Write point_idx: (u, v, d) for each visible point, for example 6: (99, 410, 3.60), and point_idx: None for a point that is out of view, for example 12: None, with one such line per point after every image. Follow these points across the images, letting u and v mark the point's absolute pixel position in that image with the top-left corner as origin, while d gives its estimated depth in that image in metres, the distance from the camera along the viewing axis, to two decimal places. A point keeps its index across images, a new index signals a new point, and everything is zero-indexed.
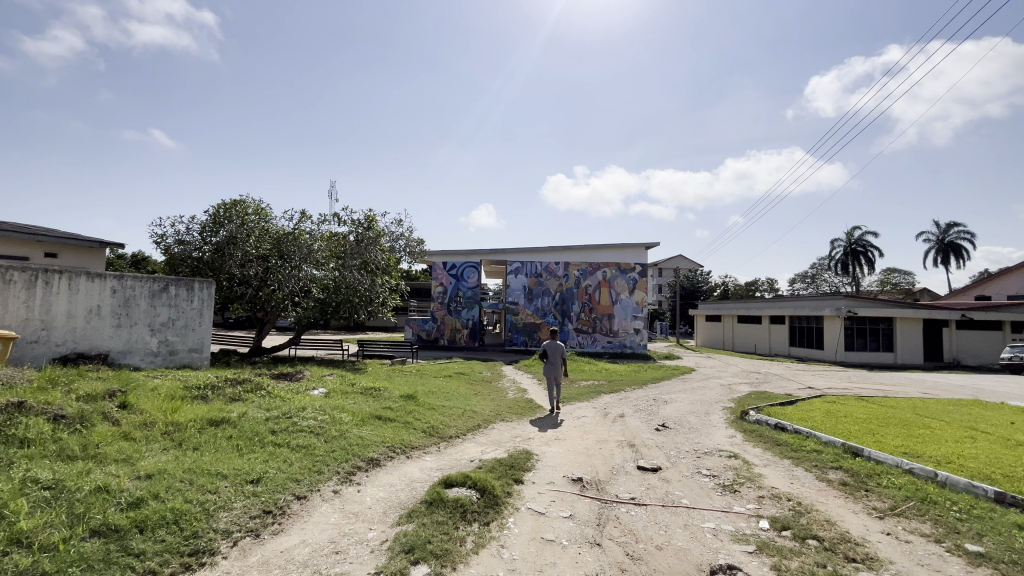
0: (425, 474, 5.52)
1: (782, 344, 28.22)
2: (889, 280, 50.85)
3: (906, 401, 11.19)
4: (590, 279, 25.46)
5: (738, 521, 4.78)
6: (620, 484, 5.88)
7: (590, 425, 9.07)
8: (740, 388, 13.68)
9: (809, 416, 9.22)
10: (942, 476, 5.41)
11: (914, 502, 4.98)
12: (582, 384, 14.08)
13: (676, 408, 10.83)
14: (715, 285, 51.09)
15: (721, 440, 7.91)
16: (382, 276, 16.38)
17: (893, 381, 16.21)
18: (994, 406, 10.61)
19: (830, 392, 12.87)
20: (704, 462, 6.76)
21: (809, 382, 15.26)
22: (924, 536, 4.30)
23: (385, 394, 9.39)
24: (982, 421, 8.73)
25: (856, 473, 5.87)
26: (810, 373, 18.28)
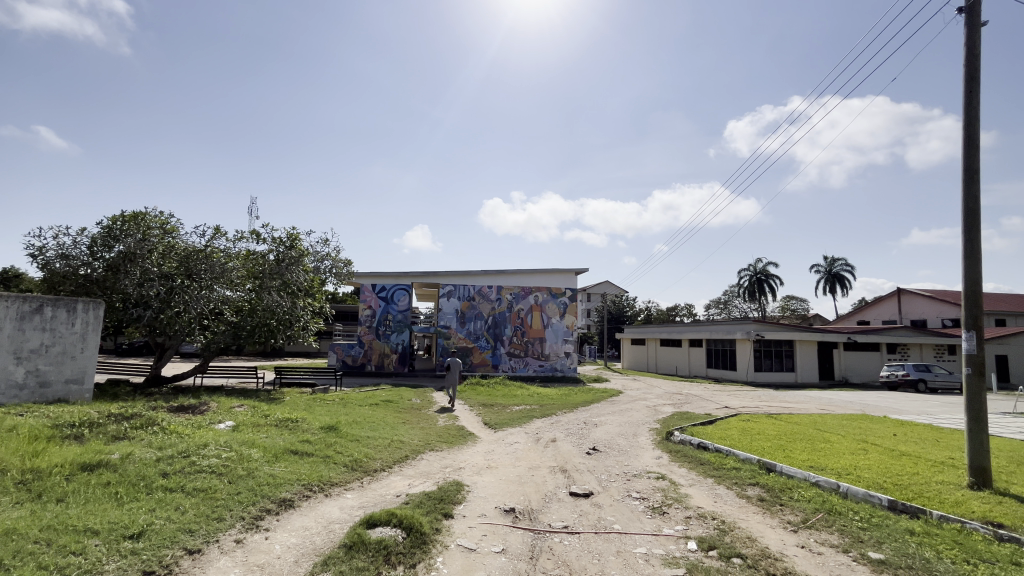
0: (345, 514, 5.04)
1: (700, 366, 30.01)
2: (788, 306, 56.26)
3: (807, 418, 12.18)
4: (522, 303, 25.64)
5: (668, 544, 4.81)
6: (553, 512, 5.76)
7: (522, 452, 8.89)
8: (664, 410, 14.23)
9: (727, 435, 9.68)
10: (844, 488, 5.84)
11: (822, 513, 5.30)
12: (514, 409, 13.91)
13: (605, 431, 10.97)
14: (639, 311, 53.72)
15: (648, 462, 8.09)
16: (304, 299, 15.38)
17: (796, 399, 17.67)
18: (879, 420, 11.80)
19: (744, 411, 13.74)
20: (634, 485, 6.82)
21: (725, 401, 16.23)
22: (833, 547, 4.54)
23: (303, 427, 8.62)
24: (871, 434, 9.65)
25: (771, 489, 6.19)
26: (726, 393, 19.44)
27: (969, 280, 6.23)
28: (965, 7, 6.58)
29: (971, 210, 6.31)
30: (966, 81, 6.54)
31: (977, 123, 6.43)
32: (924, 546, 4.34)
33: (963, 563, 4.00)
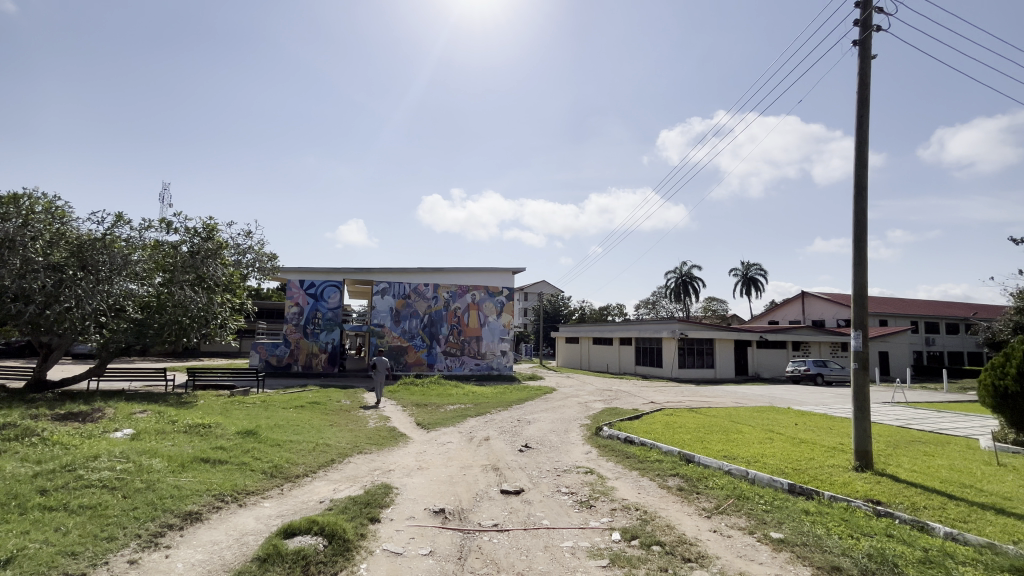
0: (261, 524, 4.73)
1: (629, 363, 31.37)
2: (710, 307, 60.27)
3: (723, 410, 13.12)
4: (459, 301, 25.45)
5: (593, 536, 4.96)
6: (483, 511, 5.75)
7: (454, 451, 8.82)
8: (595, 406, 14.72)
9: (651, 429, 10.18)
10: (752, 474, 6.34)
11: (733, 499, 5.71)
12: (448, 409, 13.78)
13: (538, 428, 11.15)
14: (574, 310, 55.29)
15: (578, 457, 8.32)
16: (222, 295, 14.28)
17: (714, 393, 18.97)
18: (783, 411, 12.95)
19: (667, 406, 14.54)
20: (564, 480, 6.99)
21: (651, 397, 17.09)
22: (741, 530, 4.91)
23: (216, 433, 7.98)
24: (777, 424, 10.56)
25: (689, 478, 6.58)
26: (652, 388, 20.49)
27: (857, 284, 6.98)
28: (858, 40, 7.36)
29: (860, 222, 7.07)
30: (858, 106, 7.33)
31: (866, 145, 7.21)
32: (816, 524, 4.80)
33: (847, 537, 4.46)
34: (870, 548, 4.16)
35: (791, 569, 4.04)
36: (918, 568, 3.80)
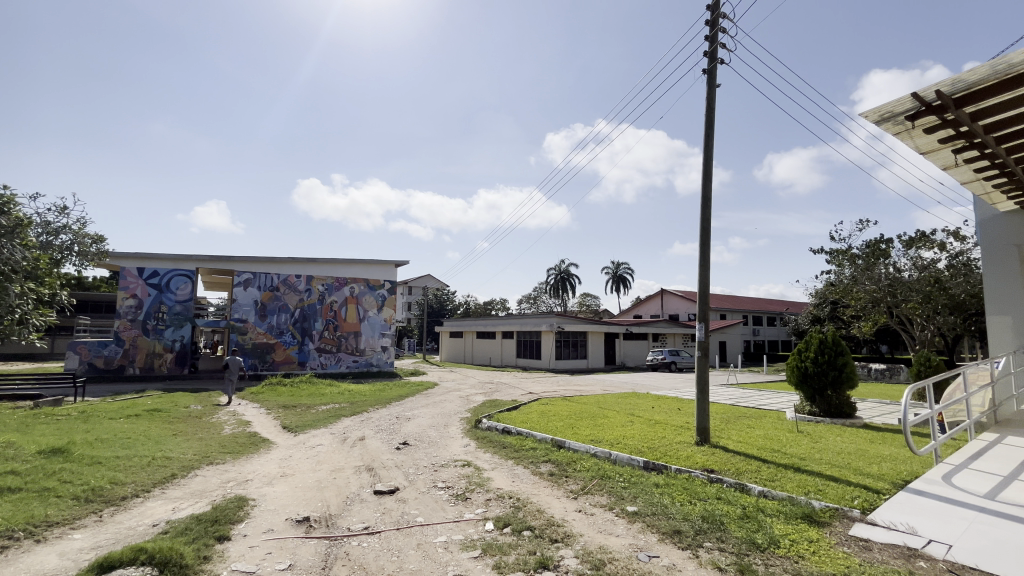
0: (68, 561, 3.91)
1: (511, 356, 32.41)
2: (585, 302, 64.81)
3: (593, 398, 14.19)
4: (335, 295, 23.88)
5: (467, 528, 5.00)
6: (353, 514, 5.45)
7: (324, 454, 8.24)
8: (475, 399, 14.88)
9: (528, 418, 10.59)
10: (614, 455, 6.93)
11: (596, 479, 6.17)
12: (320, 409, 12.85)
13: (417, 424, 10.93)
14: (458, 304, 55.37)
15: (457, 451, 8.33)
16: (23, 284, 11.39)
17: (586, 382, 20.44)
18: (643, 396, 14.41)
19: (544, 396, 15.28)
20: (441, 475, 6.92)
21: (529, 388, 17.81)
22: (602, 506, 5.32)
23: (8, 454, 6.42)
24: (637, 408, 11.70)
25: (559, 463, 6.97)
26: (531, 380, 21.41)
27: (701, 282, 7.99)
28: (707, 69, 8.40)
29: (705, 229, 8.10)
30: (705, 127, 8.38)
31: (711, 161, 8.28)
32: (664, 495, 5.41)
33: (687, 503, 5.10)
34: (703, 511, 4.79)
35: (642, 537, 4.48)
36: (738, 523, 4.48)
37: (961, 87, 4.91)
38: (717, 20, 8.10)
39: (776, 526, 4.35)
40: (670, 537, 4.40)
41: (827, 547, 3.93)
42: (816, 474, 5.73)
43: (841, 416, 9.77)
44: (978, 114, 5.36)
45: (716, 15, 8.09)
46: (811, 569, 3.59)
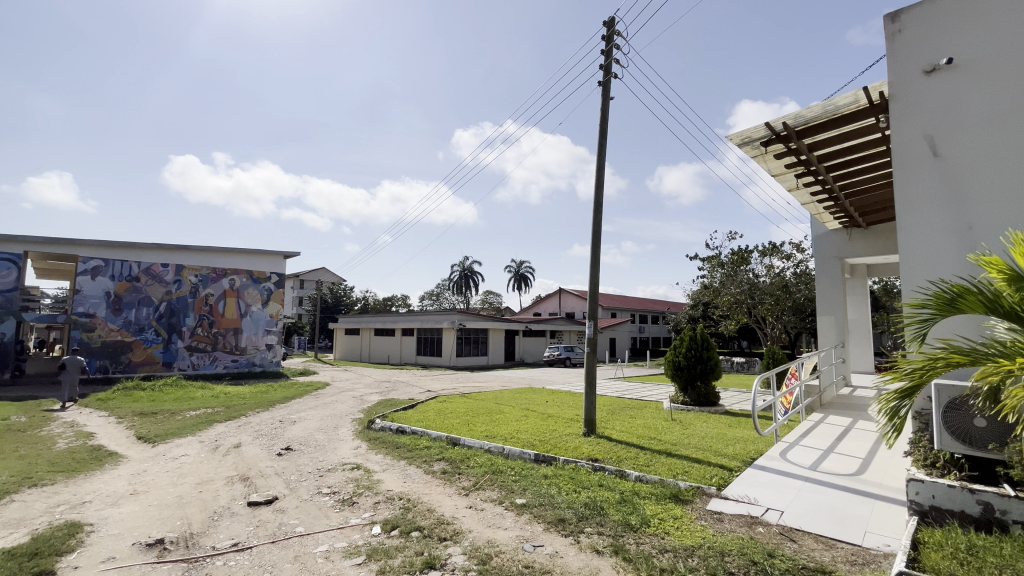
0: None
1: (410, 353, 31.67)
2: (487, 299, 65.51)
3: (490, 394, 14.36)
4: (211, 287, 21.39)
5: (352, 534, 4.76)
6: (221, 530, 4.92)
7: (190, 466, 7.33)
8: (370, 398, 14.28)
9: (424, 417, 10.41)
10: (507, 450, 7.08)
11: (488, 474, 6.25)
12: (187, 415, 11.42)
13: (303, 427, 10.19)
14: (356, 300, 52.73)
15: (346, 453, 7.92)
16: None
17: (485, 379, 20.68)
18: (538, 391, 14.95)
19: (442, 393, 15.14)
20: (326, 480, 6.53)
21: (428, 386, 17.55)
22: (492, 501, 5.39)
23: None
24: (532, 403, 12.09)
25: (453, 460, 6.95)
26: (430, 377, 21.11)
27: (592, 282, 8.46)
28: (602, 81, 8.91)
29: (596, 232, 8.60)
30: (600, 135, 8.87)
31: (603, 169, 8.80)
32: (551, 485, 5.63)
33: (572, 492, 5.37)
34: (586, 498, 5.08)
35: (529, 528, 4.62)
36: (616, 507, 4.82)
37: (801, 121, 5.77)
38: (612, 36, 8.62)
39: (647, 507, 4.75)
40: (554, 526, 4.59)
41: (688, 522, 4.38)
42: (683, 457, 6.39)
43: (707, 404, 10.99)
44: (814, 145, 6.34)
45: (611, 31, 8.60)
46: (675, 543, 3.97)
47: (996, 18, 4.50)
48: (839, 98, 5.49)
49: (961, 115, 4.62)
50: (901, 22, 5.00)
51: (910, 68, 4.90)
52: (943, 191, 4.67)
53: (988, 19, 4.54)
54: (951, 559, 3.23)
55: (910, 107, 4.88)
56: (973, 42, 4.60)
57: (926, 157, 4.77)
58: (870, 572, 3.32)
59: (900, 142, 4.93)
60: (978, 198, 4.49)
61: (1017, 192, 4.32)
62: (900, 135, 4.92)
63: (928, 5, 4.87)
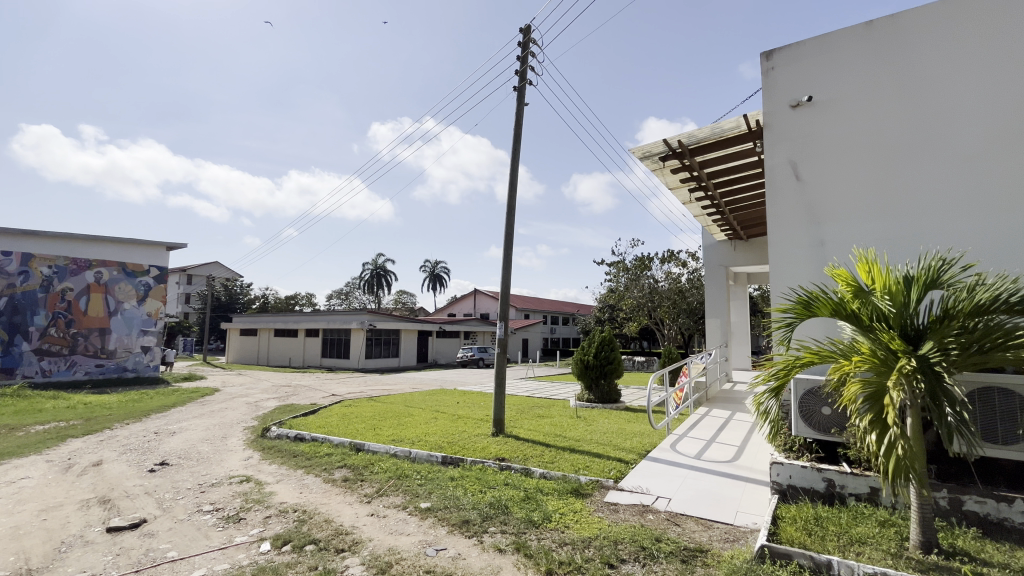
0: None
1: (315, 356, 29.82)
2: (400, 299, 63.71)
3: (400, 396, 13.96)
4: (70, 281, 18.42)
5: (236, 554, 4.34)
6: (70, 563, 4.23)
7: (32, 490, 6.22)
8: (266, 404, 13.19)
9: (326, 422, 9.83)
10: (413, 453, 6.92)
11: (393, 480, 6.05)
12: (33, 430, 9.70)
13: (184, 439, 9.13)
14: (254, 298, 48.51)
15: (234, 465, 7.22)
16: None
17: (394, 381, 20.06)
18: (449, 392, 14.82)
19: (347, 397, 14.43)
20: (209, 497, 5.90)
21: (333, 389, 16.63)
22: (396, 507, 5.22)
23: None
24: (442, 404, 11.94)
25: (356, 467, 6.63)
26: (336, 380, 20.03)
27: (504, 284, 8.57)
28: (517, 87, 9.06)
29: (509, 234, 8.73)
30: (514, 139, 9.02)
31: (517, 172, 8.96)
32: (458, 487, 5.60)
33: (477, 492, 5.38)
34: (491, 498, 5.12)
35: (432, 532, 4.54)
36: (519, 505, 4.91)
37: (693, 140, 6.32)
38: (528, 44, 8.81)
39: (550, 502, 4.90)
40: (458, 528, 4.56)
41: (586, 514, 4.59)
42: (585, 452, 6.69)
43: (609, 401, 11.61)
44: (704, 162, 6.97)
45: (527, 38, 8.79)
46: (573, 536, 4.13)
47: (843, 66, 5.28)
48: (725, 122, 6.08)
49: (816, 146, 5.37)
50: (774, 60, 5.67)
51: (779, 102, 5.59)
52: (802, 212, 5.38)
53: (842, 66, 5.29)
54: (803, 531, 3.72)
55: (779, 136, 5.56)
56: (827, 84, 5.35)
57: (790, 180, 5.47)
58: (738, 548, 3.71)
59: (770, 166, 5.60)
60: (829, 218, 5.24)
61: (859, 216, 5.09)
62: (770, 160, 5.59)
63: (795, 48, 5.57)
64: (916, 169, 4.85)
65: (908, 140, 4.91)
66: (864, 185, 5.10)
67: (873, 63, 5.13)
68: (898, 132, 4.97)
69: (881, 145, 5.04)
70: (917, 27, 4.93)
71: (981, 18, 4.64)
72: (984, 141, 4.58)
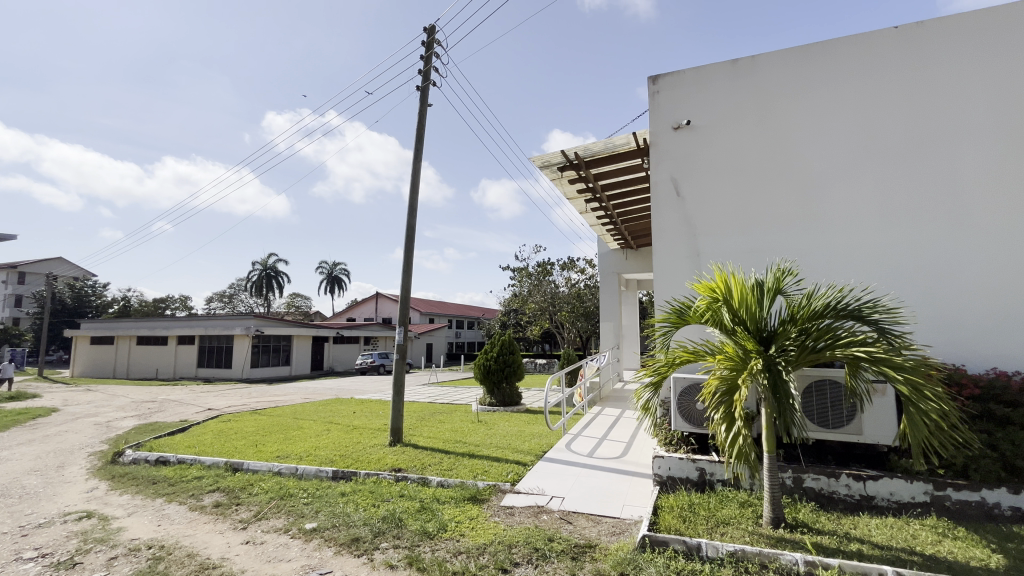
0: None
1: (188, 366, 26.47)
2: (293, 302, 59.06)
3: (289, 408, 12.87)
4: None
5: None
6: None
7: None
8: (120, 424, 11.37)
9: (198, 441, 8.72)
10: (300, 470, 6.39)
11: (275, 501, 5.52)
12: None
13: (4, 471, 7.51)
14: (111, 301, 41.88)
15: (72, 500, 6.08)
16: None
17: (284, 391, 18.48)
18: (346, 401, 14.00)
19: (226, 411, 12.97)
20: (33, 541, 4.88)
21: (209, 403, 14.86)
22: (276, 531, 4.75)
23: None
24: (337, 415, 11.23)
25: (231, 490, 5.95)
26: (213, 393, 17.93)
27: (404, 287, 8.30)
28: (420, 87, 8.87)
29: (410, 236, 8.47)
30: (416, 139, 8.80)
31: (418, 173, 8.74)
32: (349, 503, 5.26)
33: (369, 507, 5.10)
34: (385, 512, 4.88)
35: (317, 554, 4.20)
36: (414, 516, 4.74)
37: (588, 153, 6.64)
38: (432, 44, 8.67)
39: (445, 511, 4.80)
40: (347, 547, 4.27)
41: (482, 520, 4.56)
42: (485, 457, 6.68)
43: (510, 405, 11.76)
44: (599, 174, 7.37)
45: (431, 39, 8.65)
46: (469, 544, 4.07)
47: (716, 96, 5.90)
48: (616, 138, 6.47)
49: (693, 166, 5.93)
50: (659, 84, 6.18)
51: (663, 123, 6.09)
52: (682, 224, 5.91)
53: (714, 95, 5.92)
54: (679, 518, 4.04)
55: (663, 154, 6.06)
56: (702, 110, 5.95)
57: (671, 195, 5.98)
58: (622, 540, 3.93)
59: (655, 181, 6.08)
60: (704, 231, 5.82)
61: (729, 230, 5.72)
62: (656, 175, 6.07)
63: (676, 74, 6.10)
64: (773, 190, 5.59)
65: (766, 166, 5.64)
66: (731, 204, 5.74)
67: (739, 95, 5.81)
68: (758, 158, 5.68)
69: (745, 169, 5.72)
70: (772, 67, 5.69)
71: (818, 67, 5.51)
72: (822, 171, 5.43)
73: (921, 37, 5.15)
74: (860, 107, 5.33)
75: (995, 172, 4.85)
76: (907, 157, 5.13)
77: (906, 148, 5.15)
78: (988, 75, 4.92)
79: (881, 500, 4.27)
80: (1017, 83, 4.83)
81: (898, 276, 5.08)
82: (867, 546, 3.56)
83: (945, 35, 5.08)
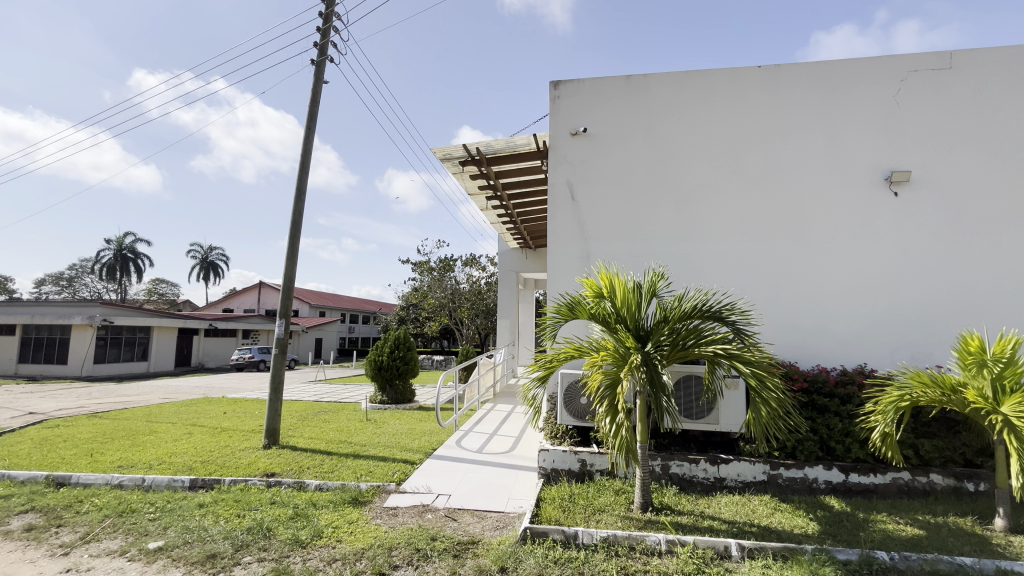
0: None
1: (5, 362, 21.80)
2: (156, 289, 51.62)
3: (141, 410, 11.18)
4: None
5: None
6: None
7: None
8: None
9: (11, 452, 7.18)
10: (147, 481, 5.54)
11: (111, 519, 4.72)
12: None
13: None
14: None
15: None
16: None
17: (136, 391, 16.02)
18: (215, 401, 12.54)
19: (54, 415, 10.87)
20: None
21: (31, 406, 12.33)
22: (109, 555, 4.05)
23: None
24: (201, 417, 9.97)
25: (51, 509, 4.96)
26: (38, 394, 14.94)
27: (288, 276, 7.62)
28: (316, 60, 8.20)
29: (296, 221, 7.80)
30: (308, 116, 8.13)
31: (310, 153, 8.09)
32: (207, 515, 4.68)
33: (232, 518, 4.57)
34: (250, 522, 4.42)
35: None
36: (285, 525, 4.35)
37: (490, 150, 6.65)
38: (331, 16, 8.06)
39: (322, 517, 4.47)
40: (201, 565, 3.78)
41: (362, 524, 4.33)
42: (371, 457, 6.37)
43: (403, 402, 11.40)
44: (500, 172, 7.42)
45: (330, 11, 8.05)
46: (345, 549, 3.83)
47: (611, 108, 6.24)
48: (518, 137, 6.57)
49: (588, 172, 6.22)
50: (560, 90, 6.36)
51: (562, 127, 6.30)
52: (575, 227, 6.17)
53: (610, 105, 6.24)
54: (559, 508, 4.19)
55: (561, 158, 6.28)
56: (599, 119, 6.26)
57: (567, 199, 6.22)
58: (505, 534, 3.97)
59: (553, 183, 6.27)
60: (595, 235, 6.12)
61: (618, 235, 6.09)
62: (554, 178, 6.27)
63: (577, 82, 6.33)
64: (656, 200, 6.06)
65: (652, 178, 6.09)
66: (620, 210, 6.12)
67: (631, 109, 6.20)
68: (645, 170, 6.12)
69: (633, 178, 6.14)
70: (661, 87, 6.15)
71: (698, 92, 6.08)
72: (697, 187, 6.01)
73: (779, 77, 5.93)
74: (729, 133, 6.00)
75: (828, 199, 5.77)
76: (764, 182, 5.89)
77: (763, 173, 5.90)
78: (825, 117, 5.83)
79: (730, 480, 4.84)
80: (844, 128, 5.80)
81: (754, 285, 5.80)
82: (717, 522, 4.01)
83: (795, 79, 5.90)
